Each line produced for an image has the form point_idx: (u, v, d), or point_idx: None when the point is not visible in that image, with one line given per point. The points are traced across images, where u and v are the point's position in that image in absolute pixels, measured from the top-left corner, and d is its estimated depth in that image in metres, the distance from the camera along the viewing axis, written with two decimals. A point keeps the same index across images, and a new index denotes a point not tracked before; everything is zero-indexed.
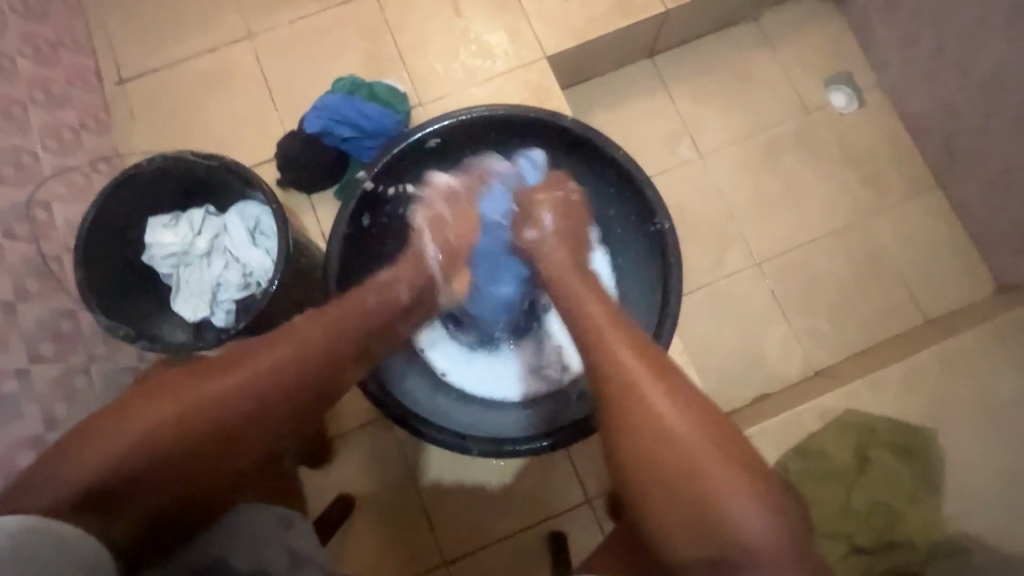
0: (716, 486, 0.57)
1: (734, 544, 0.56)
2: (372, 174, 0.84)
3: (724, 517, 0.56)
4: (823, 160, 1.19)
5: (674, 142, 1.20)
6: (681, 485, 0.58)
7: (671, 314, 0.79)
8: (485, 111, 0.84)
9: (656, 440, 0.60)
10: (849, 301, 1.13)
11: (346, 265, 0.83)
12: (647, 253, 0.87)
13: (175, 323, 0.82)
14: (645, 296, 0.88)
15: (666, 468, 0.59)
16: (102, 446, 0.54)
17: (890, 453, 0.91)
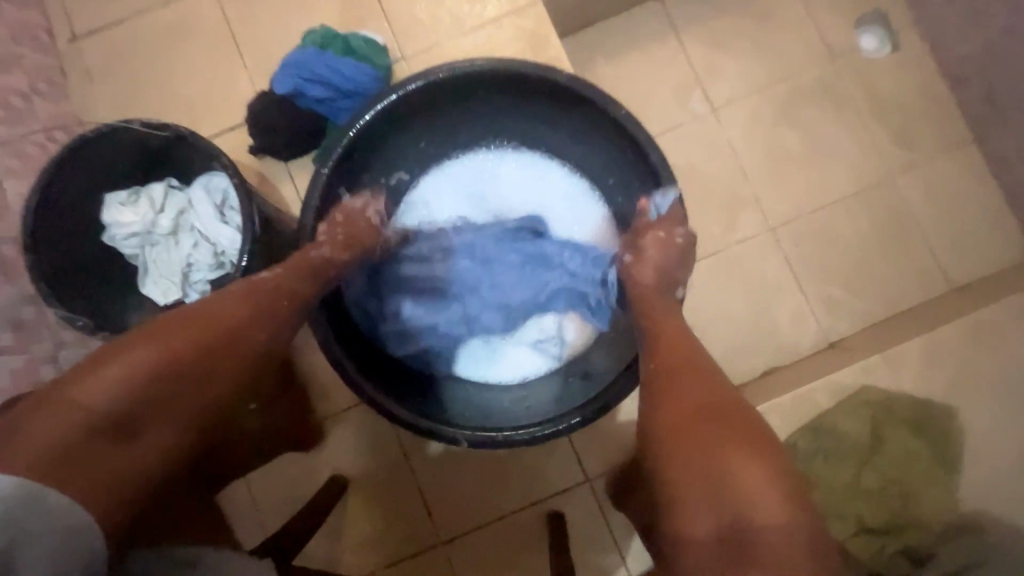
0: (739, 479, 0.51)
1: (757, 542, 0.48)
2: (346, 143, 0.75)
3: (747, 514, 0.49)
4: (848, 112, 1.08)
5: (684, 96, 1.09)
6: (705, 469, 0.52)
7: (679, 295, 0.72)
8: (468, 66, 0.73)
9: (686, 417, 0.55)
10: (870, 267, 1.05)
11: None
12: None
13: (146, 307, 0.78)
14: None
15: (690, 443, 0.54)
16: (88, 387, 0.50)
17: (905, 430, 0.87)
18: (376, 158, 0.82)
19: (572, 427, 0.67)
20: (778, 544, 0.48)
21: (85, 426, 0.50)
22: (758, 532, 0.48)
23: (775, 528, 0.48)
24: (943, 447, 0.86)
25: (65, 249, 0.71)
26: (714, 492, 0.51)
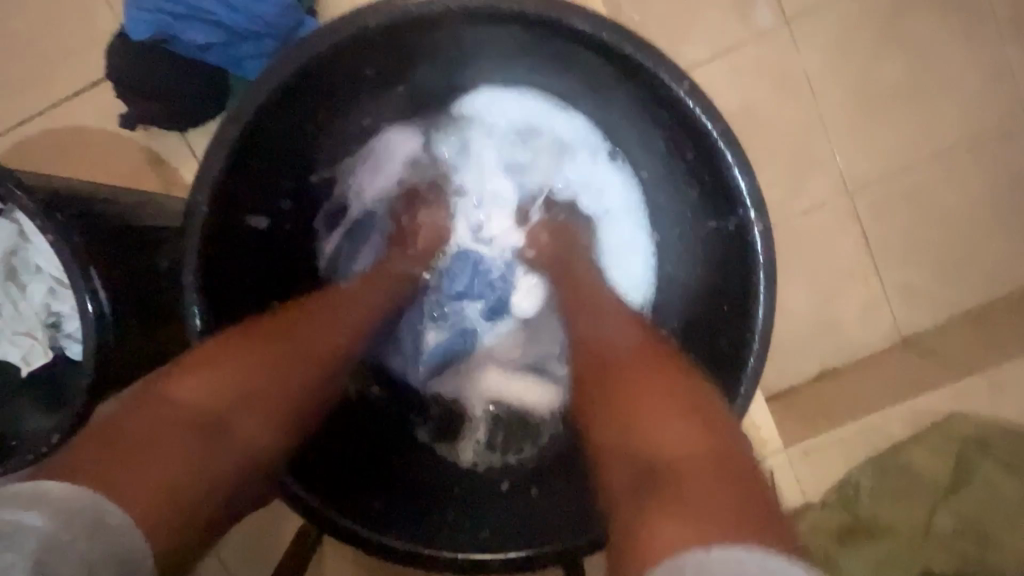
0: (641, 396, 0.46)
1: (676, 485, 0.39)
2: (254, 140, 0.49)
3: (650, 432, 0.43)
4: (968, 25, 0.78)
5: (746, 2, 0.77)
6: (616, 407, 0.46)
7: (748, 381, 0.50)
8: (432, 6, 0.47)
9: (598, 360, 0.51)
10: (968, 242, 0.82)
11: (228, 293, 0.53)
12: (716, 245, 0.57)
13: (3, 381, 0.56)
14: (696, 314, 0.60)
15: (604, 385, 0.49)
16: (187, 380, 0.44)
17: (993, 465, 0.71)
18: (295, 149, 0.56)
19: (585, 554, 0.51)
20: (690, 476, 0.39)
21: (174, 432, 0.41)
22: (664, 467, 0.41)
23: (693, 467, 0.40)
24: None
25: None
26: (621, 435, 0.44)
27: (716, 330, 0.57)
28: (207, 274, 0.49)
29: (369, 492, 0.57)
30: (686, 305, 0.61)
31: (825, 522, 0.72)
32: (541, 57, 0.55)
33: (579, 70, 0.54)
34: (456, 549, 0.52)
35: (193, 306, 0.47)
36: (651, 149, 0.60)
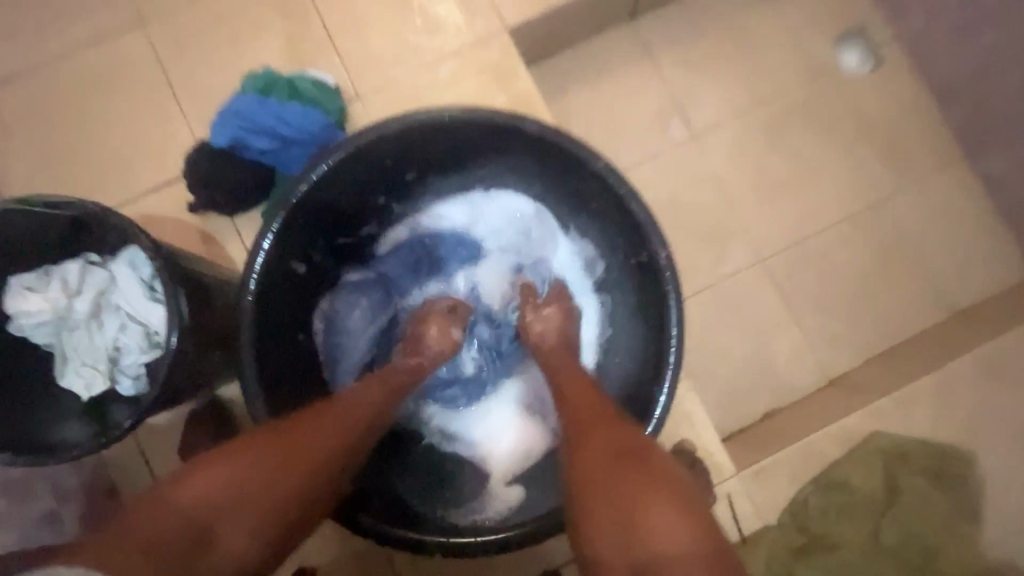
0: (629, 491, 0.49)
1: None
2: (291, 211, 0.66)
3: (639, 522, 0.48)
4: (834, 132, 1.04)
5: (663, 121, 1.03)
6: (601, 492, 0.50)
7: (669, 377, 0.64)
8: (418, 116, 0.65)
9: (596, 456, 0.53)
10: (866, 295, 1.00)
11: (270, 322, 0.67)
12: (642, 280, 0.71)
13: (65, 404, 0.66)
14: (635, 336, 0.74)
15: (599, 463, 0.52)
16: (195, 479, 0.51)
17: (921, 479, 0.81)
18: (324, 220, 0.73)
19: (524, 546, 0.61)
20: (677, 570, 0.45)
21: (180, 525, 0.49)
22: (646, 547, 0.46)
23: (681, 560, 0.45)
24: (964, 494, 0.80)
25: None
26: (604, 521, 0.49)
27: (648, 343, 0.71)
28: (258, 302, 0.64)
29: (361, 492, 0.67)
30: (628, 330, 0.76)
31: (781, 542, 0.79)
32: (497, 150, 0.73)
33: (527, 158, 0.72)
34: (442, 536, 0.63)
35: (249, 326, 0.63)
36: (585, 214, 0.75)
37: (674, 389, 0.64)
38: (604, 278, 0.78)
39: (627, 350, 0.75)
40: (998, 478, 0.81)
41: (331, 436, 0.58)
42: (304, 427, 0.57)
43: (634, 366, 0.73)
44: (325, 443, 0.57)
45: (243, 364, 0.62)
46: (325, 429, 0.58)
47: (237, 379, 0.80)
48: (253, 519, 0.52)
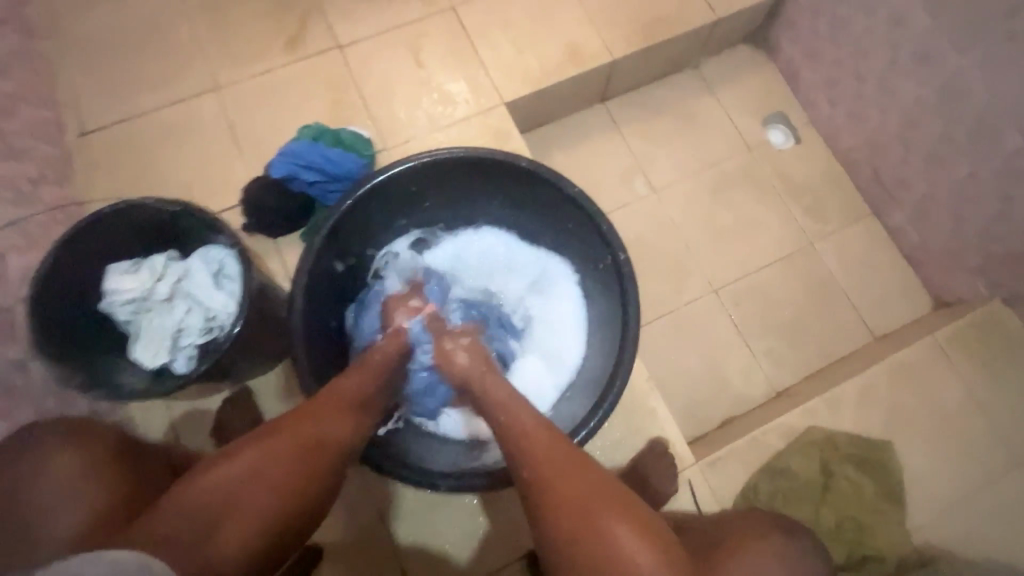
0: (607, 546, 0.59)
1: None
2: (335, 221, 0.86)
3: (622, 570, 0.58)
4: (769, 190, 1.27)
5: (629, 179, 1.27)
6: (576, 525, 0.61)
7: (629, 354, 0.81)
8: (437, 156, 0.88)
9: (571, 513, 0.61)
10: (801, 322, 1.19)
11: (312, 306, 0.85)
12: (608, 283, 0.90)
13: (131, 371, 0.79)
14: (603, 331, 0.91)
15: (576, 523, 0.61)
16: (199, 478, 0.61)
17: (851, 467, 0.95)
18: (358, 233, 0.92)
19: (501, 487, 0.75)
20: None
21: (191, 518, 0.58)
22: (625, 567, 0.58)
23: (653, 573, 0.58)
24: (887, 480, 0.95)
25: (55, 306, 0.73)
26: (582, 549, 0.60)
27: (614, 334, 0.88)
28: (306, 290, 0.82)
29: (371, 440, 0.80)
30: (599, 328, 0.92)
31: None
32: (496, 186, 0.94)
33: (519, 191, 0.93)
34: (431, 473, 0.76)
35: (298, 305, 0.80)
36: (561, 236, 0.95)
37: (633, 364, 0.80)
38: (579, 287, 0.95)
39: (598, 344, 0.91)
40: (914, 468, 0.96)
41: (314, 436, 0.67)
42: (280, 433, 0.65)
43: (603, 356, 0.89)
44: (300, 445, 0.66)
45: (294, 333, 0.79)
46: (299, 433, 0.66)
47: (270, 369, 0.93)
48: (245, 518, 0.60)
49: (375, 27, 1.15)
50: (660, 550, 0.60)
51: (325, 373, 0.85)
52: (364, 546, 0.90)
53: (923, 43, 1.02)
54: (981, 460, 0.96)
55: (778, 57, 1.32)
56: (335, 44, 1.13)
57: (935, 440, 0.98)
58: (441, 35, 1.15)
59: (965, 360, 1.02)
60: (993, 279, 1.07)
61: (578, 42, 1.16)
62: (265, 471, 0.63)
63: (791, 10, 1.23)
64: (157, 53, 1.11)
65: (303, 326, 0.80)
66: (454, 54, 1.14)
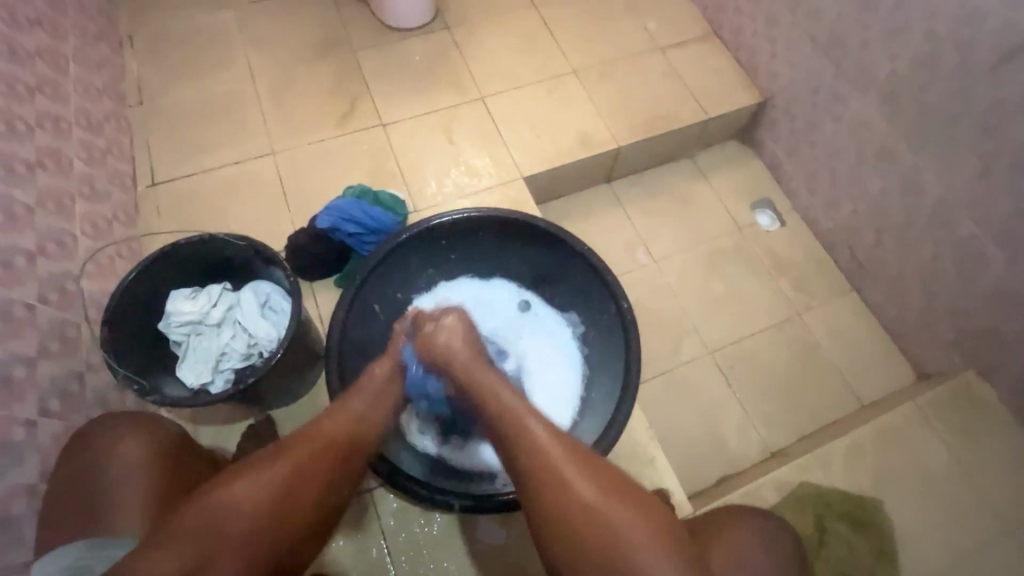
0: (606, 527, 0.64)
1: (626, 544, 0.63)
2: (371, 264, 0.98)
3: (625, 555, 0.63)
4: (758, 265, 1.39)
5: (631, 250, 1.40)
6: (559, 488, 0.67)
7: (631, 391, 0.89)
8: (465, 213, 1.02)
9: (567, 501, 0.66)
10: (791, 386, 1.26)
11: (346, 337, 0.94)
12: (613, 331, 0.99)
13: (177, 387, 0.89)
14: (607, 375, 0.99)
15: (573, 511, 0.66)
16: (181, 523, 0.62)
17: (844, 523, 0.99)
18: (391, 277, 1.03)
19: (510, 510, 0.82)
20: (630, 535, 0.64)
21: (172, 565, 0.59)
22: (603, 520, 0.65)
23: (635, 530, 0.64)
24: (881, 539, 0.98)
25: (125, 321, 0.84)
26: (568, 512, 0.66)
27: (617, 377, 0.96)
28: (343, 322, 0.93)
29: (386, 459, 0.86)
30: (602, 373, 1.00)
31: None
32: (515, 242, 1.07)
33: (534, 247, 1.06)
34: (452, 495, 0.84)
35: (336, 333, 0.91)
36: (570, 289, 1.06)
37: (634, 401, 0.88)
38: (584, 335, 1.05)
39: (601, 388, 0.99)
40: (906, 527, 1.00)
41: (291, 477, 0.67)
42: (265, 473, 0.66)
43: (607, 397, 0.96)
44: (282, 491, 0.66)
45: (331, 358, 0.89)
46: (283, 478, 0.67)
47: (296, 400, 1.00)
48: (224, 559, 0.61)
49: (415, 110, 1.34)
50: (637, 509, 0.66)
51: None
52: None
53: (885, 144, 1.20)
54: (966, 521, 1.00)
55: (762, 152, 1.51)
56: (379, 122, 1.32)
57: (923, 501, 1.02)
58: (471, 119, 1.34)
59: (945, 425, 1.09)
60: (965, 351, 1.17)
61: (588, 131, 1.35)
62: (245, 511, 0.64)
63: (772, 114, 1.44)
64: (226, 121, 1.29)
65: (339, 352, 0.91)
66: (481, 135, 1.32)
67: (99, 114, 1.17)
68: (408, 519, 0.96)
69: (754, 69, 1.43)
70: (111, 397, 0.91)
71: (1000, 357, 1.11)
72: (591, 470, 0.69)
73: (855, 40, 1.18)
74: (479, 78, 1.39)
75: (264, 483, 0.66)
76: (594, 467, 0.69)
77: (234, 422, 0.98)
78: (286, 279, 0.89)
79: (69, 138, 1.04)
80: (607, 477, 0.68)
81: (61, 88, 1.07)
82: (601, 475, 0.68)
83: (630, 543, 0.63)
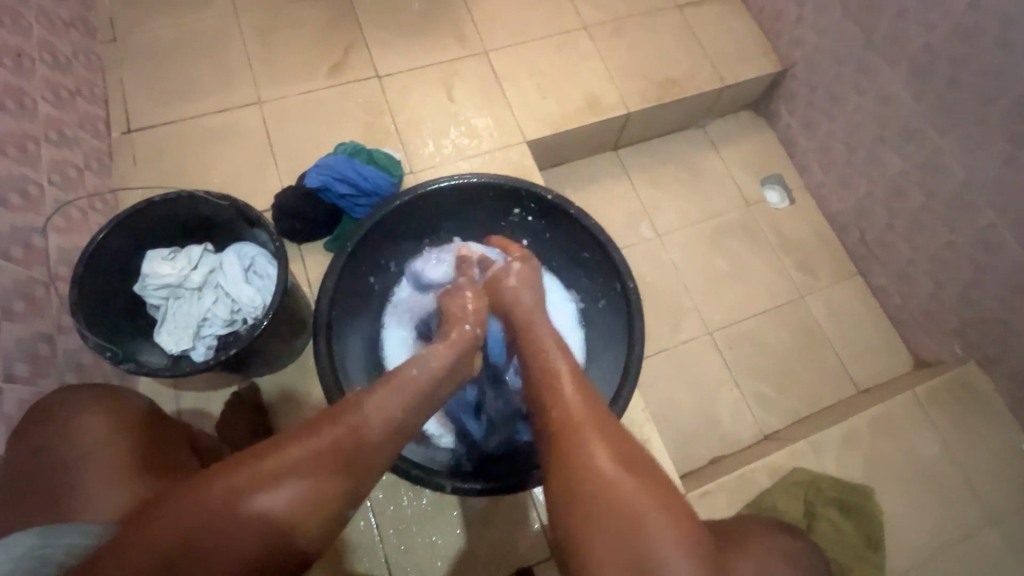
0: (607, 489, 0.59)
1: (633, 522, 0.56)
2: (365, 229, 0.92)
3: (628, 524, 0.56)
4: (763, 244, 1.35)
5: (635, 223, 1.35)
6: (620, 530, 0.56)
7: (634, 374, 0.85)
8: (464, 178, 0.96)
9: (570, 456, 0.63)
10: (789, 369, 1.25)
11: (336, 306, 0.90)
12: (615, 308, 0.96)
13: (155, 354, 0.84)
14: (608, 355, 0.96)
15: (571, 469, 0.62)
16: (172, 512, 0.54)
17: (834, 509, 0.99)
18: (385, 244, 0.97)
19: (514, 490, 0.81)
20: (624, 492, 0.58)
21: (158, 554, 0.52)
22: (600, 478, 0.60)
23: (626, 489, 0.58)
24: (869, 526, 0.99)
25: (95, 282, 0.79)
26: (595, 507, 0.58)
27: (619, 356, 0.93)
28: (333, 291, 0.89)
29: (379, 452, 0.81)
30: (602, 351, 0.97)
31: None
32: (516, 210, 1.01)
33: (537, 218, 1.00)
34: (455, 481, 0.82)
35: (324, 302, 0.86)
36: (572, 265, 1.02)
37: (636, 385, 0.85)
38: (584, 310, 1.02)
39: (599, 367, 0.96)
40: (894, 515, 1.01)
41: (304, 459, 0.59)
42: (260, 499, 0.55)
43: (606, 379, 0.93)
44: (290, 477, 0.57)
45: (320, 328, 0.85)
46: (296, 461, 0.58)
47: (281, 369, 0.96)
48: (212, 553, 0.53)
49: (413, 62, 1.24)
50: (637, 471, 0.60)
51: (347, 369, 0.90)
52: (358, 550, 0.91)
53: (909, 122, 1.14)
54: (953, 512, 1.01)
55: (777, 125, 1.44)
56: (374, 74, 1.22)
57: (914, 490, 1.03)
58: (471, 75, 1.25)
59: (941, 415, 1.09)
60: (967, 342, 1.15)
61: (598, 94, 1.27)
62: (226, 548, 0.53)
63: (791, 84, 1.36)
64: (206, 63, 1.19)
65: (327, 321, 0.86)
66: (483, 93, 1.24)
67: (67, 50, 1.07)
68: (397, 493, 0.94)
69: (777, 34, 1.34)
70: (85, 361, 0.87)
71: (1003, 350, 1.09)
72: (601, 426, 0.65)
73: (890, 7, 1.10)
74: (483, 30, 1.29)
75: (274, 468, 0.57)
76: (605, 421, 0.66)
77: (216, 389, 0.94)
78: (271, 243, 0.83)
79: (33, 77, 0.95)
80: (613, 434, 0.64)
81: (23, 19, 0.96)
82: (611, 432, 0.65)
83: (623, 502, 0.58)
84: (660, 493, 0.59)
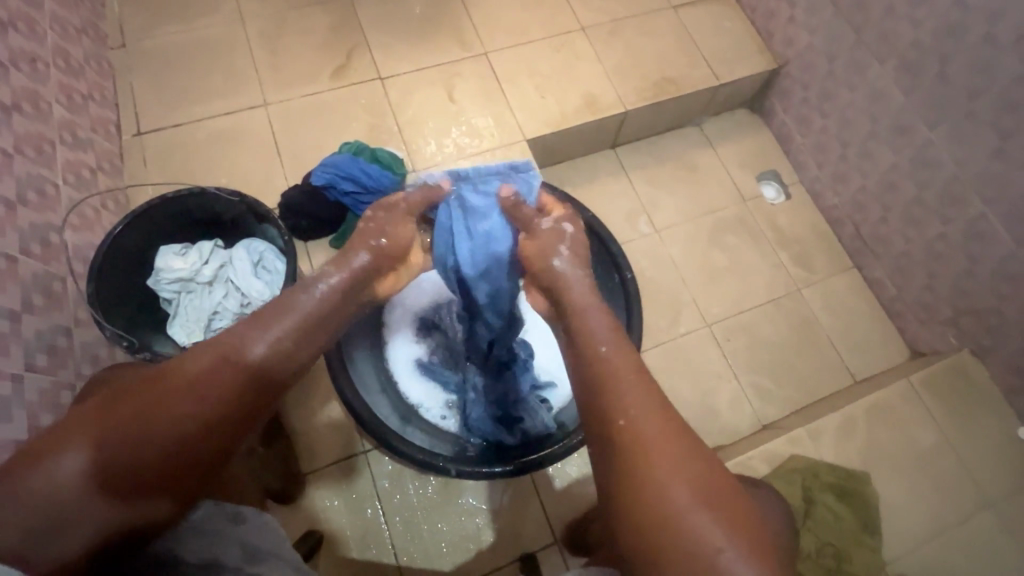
0: (653, 465, 0.57)
1: (677, 502, 0.55)
2: None
3: (672, 504, 0.55)
4: (759, 238, 1.37)
5: (634, 219, 1.37)
6: (663, 507, 0.55)
7: None
8: None
9: (618, 426, 0.61)
10: (787, 360, 1.27)
11: None
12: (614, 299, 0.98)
13: (167, 346, 0.87)
14: None
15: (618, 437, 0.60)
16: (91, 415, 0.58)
17: (833, 496, 1.01)
18: None
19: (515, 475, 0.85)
20: (669, 472, 0.57)
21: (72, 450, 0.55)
22: (646, 453, 0.58)
23: (674, 469, 0.57)
24: (867, 512, 1.00)
25: (110, 276, 0.81)
26: (640, 480, 0.57)
27: None
28: None
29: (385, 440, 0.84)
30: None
31: None
32: None
33: None
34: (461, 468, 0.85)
35: None
36: None
37: None
38: None
39: None
40: (891, 501, 1.02)
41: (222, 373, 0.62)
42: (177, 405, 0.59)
43: None
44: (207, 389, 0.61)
45: None
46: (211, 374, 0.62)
47: None
48: (126, 448, 0.56)
49: (415, 64, 1.27)
50: (688, 453, 0.58)
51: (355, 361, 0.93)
52: (366, 538, 0.93)
53: (899, 117, 1.16)
54: (949, 497, 1.03)
55: (771, 122, 1.46)
56: (377, 76, 1.25)
57: (911, 477, 1.05)
58: (472, 76, 1.28)
59: (936, 402, 1.11)
60: (961, 332, 1.18)
61: (596, 94, 1.30)
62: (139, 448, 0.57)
63: (785, 81, 1.39)
64: (213, 68, 1.22)
65: None
66: (483, 93, 1.27)
67: (79, 55, 1.10)
68: (403, 482, 0.97)
69: (770, 33, 1.37)
70: (100, 354, 0.89)
71: (996, 338, 1.12)
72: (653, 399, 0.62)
73: (879, 6, 1.13)
74: (482, 32, 1.32)
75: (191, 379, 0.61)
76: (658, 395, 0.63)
77: None
78: (280, 238, 0.86)
79: (47, 81, 0.98)
80: (665, 411, 0.62)
81: (37, 25, 0.99)
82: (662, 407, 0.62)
83: (671, 482, 0.56)
84: (710, 481, 0.57)
